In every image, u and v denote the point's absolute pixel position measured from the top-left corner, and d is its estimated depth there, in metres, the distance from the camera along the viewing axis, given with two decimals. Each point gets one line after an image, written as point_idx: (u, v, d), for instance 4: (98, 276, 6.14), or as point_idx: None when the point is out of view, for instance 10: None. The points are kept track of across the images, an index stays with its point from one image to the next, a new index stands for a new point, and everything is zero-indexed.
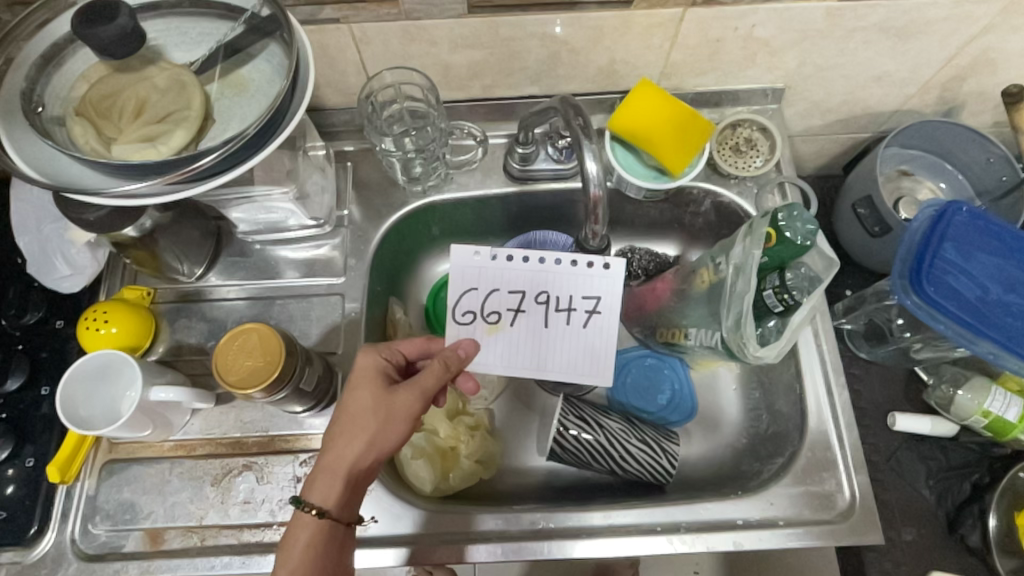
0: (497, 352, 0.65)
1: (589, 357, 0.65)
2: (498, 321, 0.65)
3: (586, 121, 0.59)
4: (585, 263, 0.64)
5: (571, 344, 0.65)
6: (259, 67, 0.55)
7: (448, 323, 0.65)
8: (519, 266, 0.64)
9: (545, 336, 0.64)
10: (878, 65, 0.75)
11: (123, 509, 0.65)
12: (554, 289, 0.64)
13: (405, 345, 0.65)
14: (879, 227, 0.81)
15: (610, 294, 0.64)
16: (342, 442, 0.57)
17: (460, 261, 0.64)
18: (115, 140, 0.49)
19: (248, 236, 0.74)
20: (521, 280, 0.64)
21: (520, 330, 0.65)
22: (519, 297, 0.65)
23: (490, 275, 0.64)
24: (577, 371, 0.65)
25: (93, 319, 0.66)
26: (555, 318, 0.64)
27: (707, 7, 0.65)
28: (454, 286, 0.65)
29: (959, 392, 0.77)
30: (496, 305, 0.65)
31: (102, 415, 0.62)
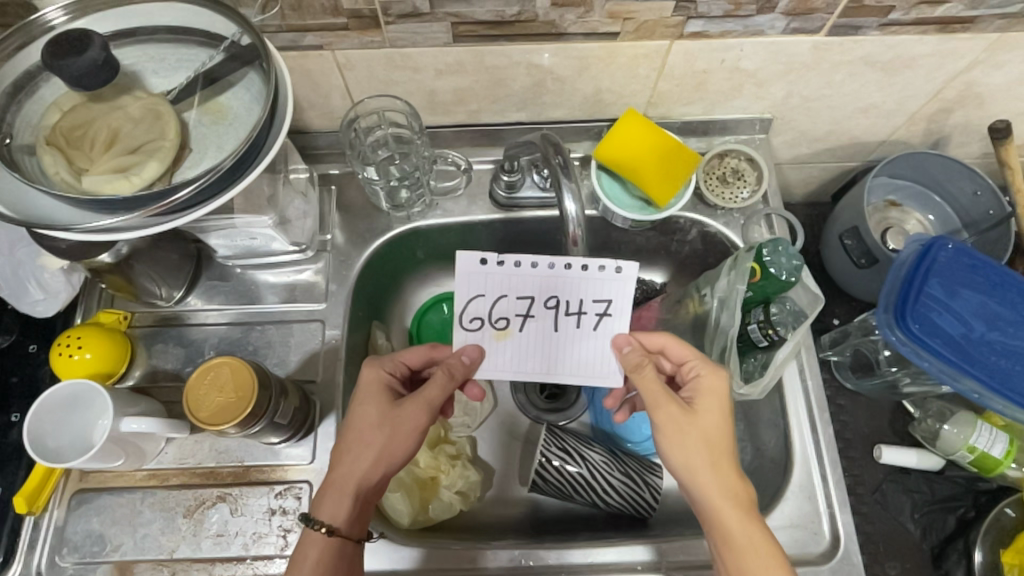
0: (508, 359, 0.61)
1: (605, 361, 0.60)
2: (507, 326, 0.60)
3: (567, 159, 0.59)
4: (597, 267, 0.59)
5: (584, 347, 0.60)
6: (238, 95, 0.54)
7: (456, 331, 0.60)
8: (528, 271, 0.59)
9: (556, 342, 0.60)
10: (865, 97, 0.75)
11: (91, 541, 0.63)
12: (565, 293, 0.59)
13: (408, 355, 0.64)
14: (866, 259, 0.81)
15: (622, 298, 0.59)
16: (350, 458, 0.58)
17: (465, 267, 0.59)
18: (87, 171, 0.48)
19: (227, 260, 0.73)
20: (529, 284, 0.59)
21: (532, 334, 0.60)
22: (528, 302, 0.60)
23: (497, 280, 0.59)
24: (591, 374, 0.61)
25: (65, 345, 0.65)
26: (566, 322, 0.60)
27: (694, 40, 0.64)
28: (460, 292, 0.59)
29: (945, 426, 0.77)
30: (506, 309, 0.60)
31: (71, 447, 0.61)
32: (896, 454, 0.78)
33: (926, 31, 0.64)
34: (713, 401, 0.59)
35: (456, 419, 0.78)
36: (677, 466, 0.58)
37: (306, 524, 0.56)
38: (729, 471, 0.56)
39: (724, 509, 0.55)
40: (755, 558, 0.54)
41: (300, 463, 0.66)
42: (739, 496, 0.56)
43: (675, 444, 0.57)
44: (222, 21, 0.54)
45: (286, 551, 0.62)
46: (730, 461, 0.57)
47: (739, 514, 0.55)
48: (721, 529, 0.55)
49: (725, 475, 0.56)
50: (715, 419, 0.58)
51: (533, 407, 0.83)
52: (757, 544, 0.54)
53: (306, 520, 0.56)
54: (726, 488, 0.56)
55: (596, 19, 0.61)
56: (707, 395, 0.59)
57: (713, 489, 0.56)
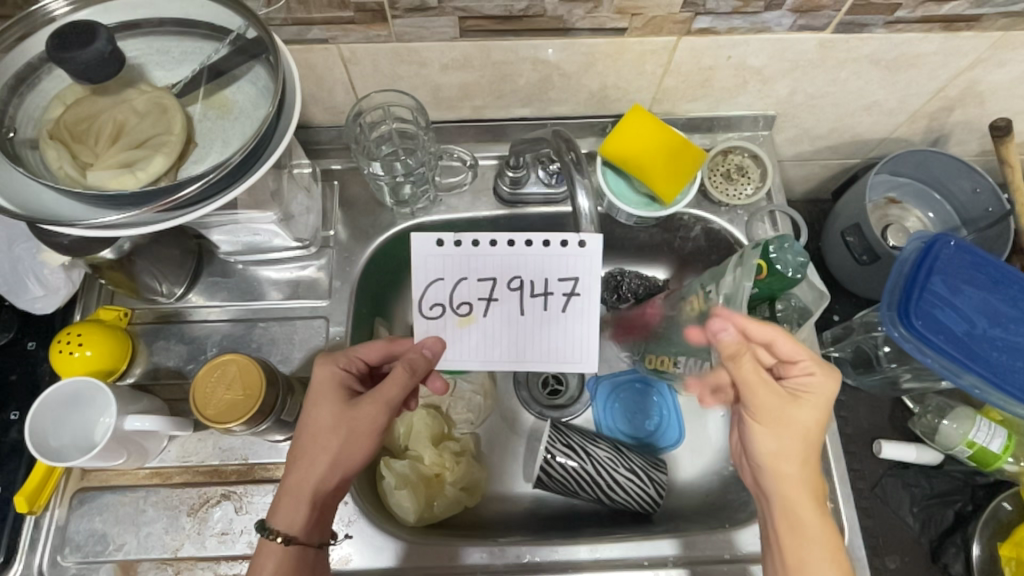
0: (471, 348, 0.60)
1: (575, 345, 0.59)
2: (470, 312, 0.59)
3: (579, 155, 0.59)
4: (557, 241, 0.57)
5: (553, 331, 0.59)
6: (243, 89, 0.53)
7: (415, 316, 0.59)
8: (487, 251, 0.57)
9: (524, 326, 0.59)
10: (868, 94, 0.75)
11: (94, 540, 0.62)
12: (527, 273, 0.57)
13: (365, 350, 0.63)
14: (868, 256, 0.82)
15: (591, 277, 0.58)
16: (308, 460, 0.57)
17: (416, 248, 0.57)
18: (91, 165, 0.48)
19: (230, 256, 0.72)
20: (491, 266, 0.57)
21: (496, 319, 0.59)
22: (491, 285, 0.58)
23: (454, 261, 0.57)
24: (562, 359, 0.60)
25: (66, 341, 0.64)
26: (532, 305, 0.58)
27: (701, 36, 0.64)
28: (415, 275, 0.58)
29: (944, 421, 0.77)
30: (468, 291, 0.58)
31: (73, 446, 0.60)
32: (896, 449, 0.79)
33: (930, 29, 0.65)
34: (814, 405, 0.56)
35: (459, 415, 0.77)
36: (767, 457, 0.57)
37: (262, 533, 0.56)
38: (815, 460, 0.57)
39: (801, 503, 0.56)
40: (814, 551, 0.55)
41: None
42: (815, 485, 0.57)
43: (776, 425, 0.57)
44: (227, 14, 0.53)
45: None
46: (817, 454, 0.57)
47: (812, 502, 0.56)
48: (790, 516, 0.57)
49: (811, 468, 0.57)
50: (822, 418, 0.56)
51: (536, 403, 0.82)
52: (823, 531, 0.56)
53: (262, 529, 0.56)
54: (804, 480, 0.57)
55: (604, 15, 0.61)
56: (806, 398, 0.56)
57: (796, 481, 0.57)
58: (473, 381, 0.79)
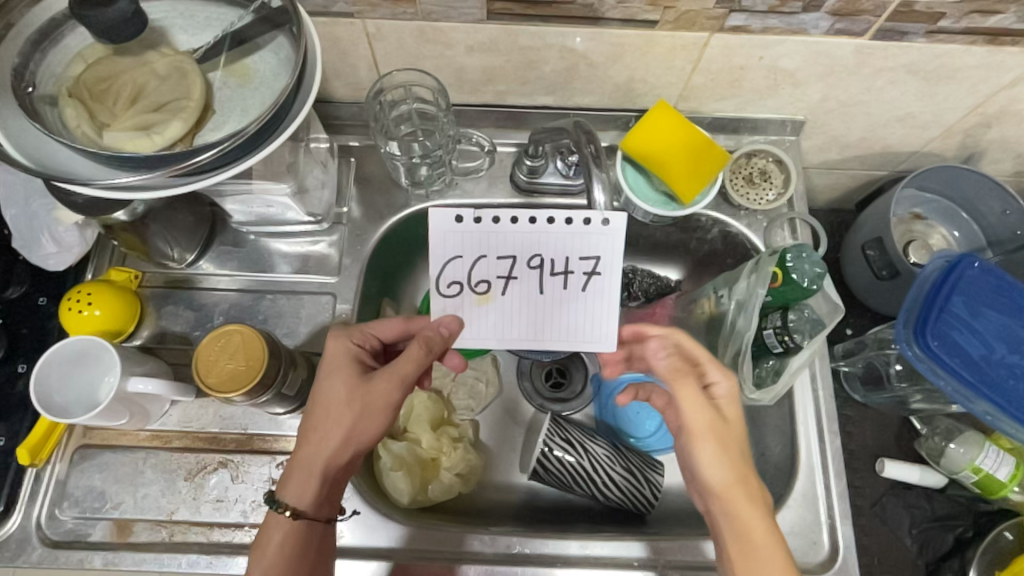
0: (490, 329, 0.58)
1: (593, 326, 0.58)
2: (488, 290, 0.57)
3: (599, 149, 0.59)
4: (578, 219, 0.55)
5: (573, 314, 0.57)
6: (265, 58, 0.53)
7: (431, 295, 0.57)
8: (508, 228, 0.55)
9: (543, 305, 0.57)
10: (902, 105, 0.73)
11: (92, 497, 0.63)
12: (548, 251, 0.56)
13: (379, 328, 0.63)
14: (887, 271, 0.80)
15: (613, 257, 0.56)
16: (319, 435, 0.57)
17: (433, 224, 0.55)
18: (109, 126, 0.48)
19: (242, 226, 0.72)
20: (512, 244, 0.56)
21: (515, 298, 0.58)
22: (511, 263, 0.56)
23: (474, 239, 0.56)
24: (580, 339, 0.58)
25: (76, 300, 0.64)
26: (552, 283, 0.56)
27: (734, 34, 0.63)
28: (433, 254, 0.55)
29: (951, 445, 0.77)
30: (487, 269, 0.57)
31: (77, 403, 0.61)
32: (899, 469, 0.78)
33: (974, 41, 0.62)
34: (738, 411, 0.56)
35: (459, 401, 0.78)
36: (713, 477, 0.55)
37: (271, 506, 0.56)
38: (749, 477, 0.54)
39: (750, 520, 0.53)
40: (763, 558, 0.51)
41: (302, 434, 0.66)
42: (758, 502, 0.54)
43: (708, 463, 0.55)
44: None
45: None
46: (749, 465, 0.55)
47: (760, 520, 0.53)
48: (744, 539, 0.52)
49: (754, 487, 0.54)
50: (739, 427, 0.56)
51: (538, 395, 0.82)
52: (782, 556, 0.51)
53: (271, 501, 0.56)
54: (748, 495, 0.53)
55: (636, 6, 0.60)
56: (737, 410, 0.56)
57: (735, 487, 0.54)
58: (478, 368, 0.80)
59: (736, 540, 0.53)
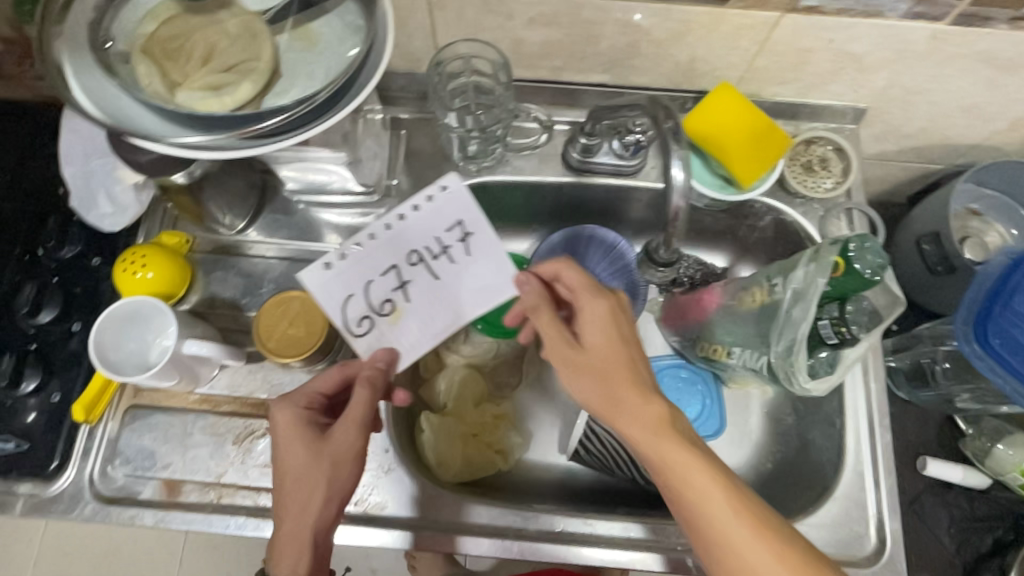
0: (420, 331, 0.59)
1: (503, 284, 0.60)
2: (394, 306, 0.60)
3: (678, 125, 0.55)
4: (417, 211, 0.61)
5: (483, 272, 0.60)
6: (331, 23, 0.52)
7: (352, 341, 0.59)
8: (371, 246, 0.60)
9: (442, 288, 0.60)
10: (970, 96, 0.71)
11: (142, 456, 0.64)
12: (417, 243, 0.61)
13: (319, 382, 0.58)
14: (942, 266, 0.78)
15: (471, 215, 0.62)
16: (293, 503, 0.53)
17: (316, 286, 0.59)
18: (181, 84, 0.47)
19: (293, 194, 0.72)
20: (383, 257, 0.60)
21: (420, 295, 0.60)
22: (395, 274, 0.60)
23: (355, 272, 0.60)
24: (497, 293, 0.60)
25: (130, 262, 0.65)
26: (438, 266, 0.61)
27: (806, 15, 0.61)
28: (333, 308, 0.59)
29: (999, 446, 0.76)
30: (382, 289, 0.60)
31: (131, 363, 0.61)
32: (942, 468, 0.77)
33: None
34: (602, 333, 0.53)
35: (500, 379, 0.78)
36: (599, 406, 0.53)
37: None
38: (630, 396, 0.51)
39: (671, 452, 0.49)
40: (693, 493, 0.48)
41: None
42: (673, 427, 0.50)
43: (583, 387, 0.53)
44: None
45: None
46: (623, 380, 0.52)
47: (681, 448, 0.49)
48: (670, 478, 0.49)
49: (630, 404, 0.51)
50: (608, 348, 0.53)
51: None
52: (711, 487, 0.47)
53: None
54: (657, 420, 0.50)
55: None
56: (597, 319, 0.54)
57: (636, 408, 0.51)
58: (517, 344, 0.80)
59: (669, 480, 0.49)
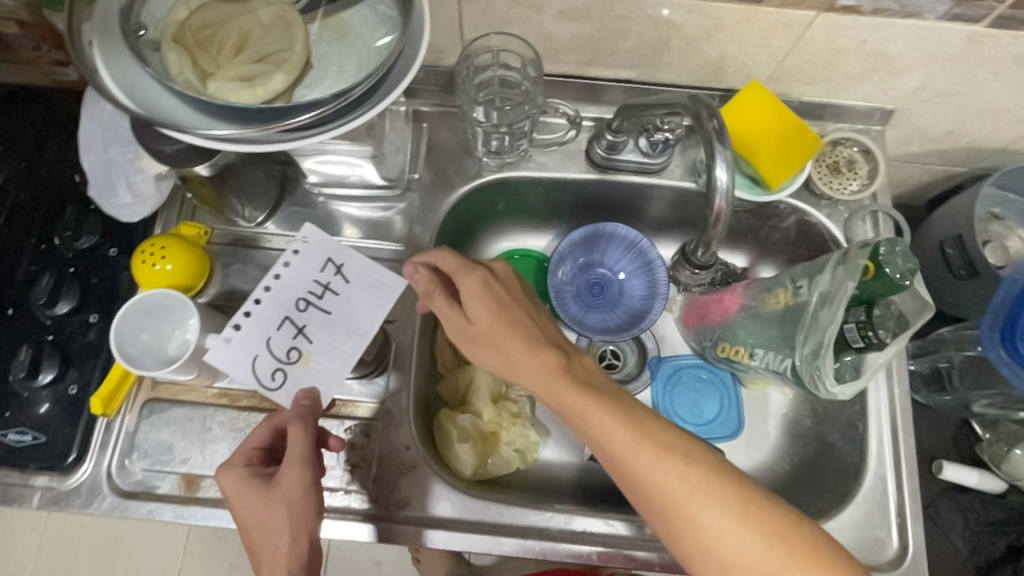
0: (335, 365, 0.53)
1: (388, 290, 0.56)
2: (303, 352, 0.53)
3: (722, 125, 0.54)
4: (283, 265, 0.55)
5: (359, 302, 0.56)
6: (363, 13, 0.51)
7: (273, 398, 0.52)
8: (256, 308, 0.53)
9: (340, 317, 0.55)
10: (1001, 99, 0.70)
11: (161, 450, 0.63)
12: (298, 289, 0.55)
13: (255, 436, 0.52)
14: (965, 270, 0.78)
15: (339, 251, 0.57)
16: (267, 555, 0.47)
17: (219, 357, 0.51)
18: (212, 74, 0.46)
19: (314, 186, 0.71)
20: (271, 315, 0.53)
21: (324, 335, 0.54)
22: (290, 325, 0.54)
23: (249, 337, 0.52)
24: (389, 296, 0.56)
25: (149, 252, 0.64)
26: (326, 300, 0.55)
27: (842, 14, 0.60)
28: (243, 373, 0.51)
29: (1016, 451, 0.76)
30: (283, 339, 0.53)
31: (151, 356, 0.61)
32: (959, 472, 0.77)
33: None
34: (479, 303, 0.54)
35: None
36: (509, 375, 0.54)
37: None
38: (526, 358, 0.52)
39: (577, 406, 0.49)
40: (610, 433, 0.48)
41: (370, 399, 0.66)
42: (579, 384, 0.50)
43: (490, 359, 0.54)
44: None
45: (351, 485, 0.63)
46: (520, 346, 0.52)
47: (589, 405, 0.49)
48: (588, 433, 0.49)
49: (543, 361, 0.51)
50: (486, 319, 0.54)
51: None
52: (624, 437, 0.47)
53: None
54: (551, 370, 0.51)
55: None
56: (477, 293, 0.54)
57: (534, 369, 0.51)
58: None
59: (592, 440, 0.49)
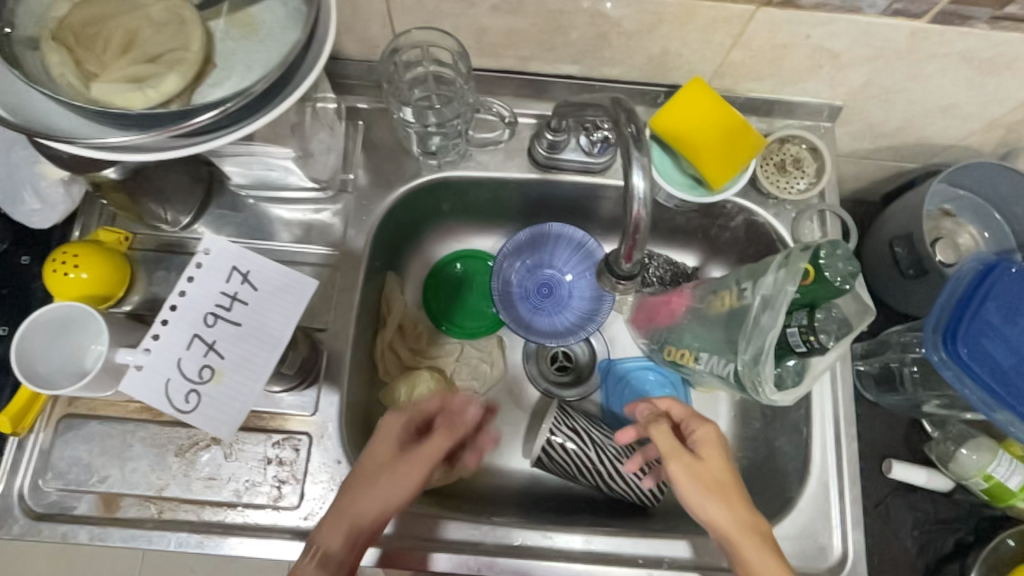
0: (248, 381, 0.49)
1: (297, 294, 0.51)
2: (215, 369, 0.49)
3: (639, 130, 0.51)
4: (185, 279, 0.49)
5: (271, 309, 0.51)
6: (272, 7, 0.48)
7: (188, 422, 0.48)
8: (164, 331, 0.48)
9: (251, 327, 0.50)
10: (949, 95, 0.69)
11: (77, 469, 0.60)
12: (205, 304, 0.50)
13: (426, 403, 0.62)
14: (914, 270, 0.77)
15: (244, 257, 0.51)
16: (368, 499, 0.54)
17: (134, 385, 0.47)
18: (96, 76, 0.43)
19: (240, 189, 0.68)
20: (178, 335, 0.48)
21: (235, 349, 0.50)
22: (200, 342, 0.49)
23: (159, 361, 0.48)
24: (298, 299, 0.51)
25: (60, 261, 0.60)
26: (235, 311, 0.50)
27: (782, 9, 0.58)
28: (156, 400, 0.47)
29: (963, 450, 0.75)
30: (193, 358, 0.48)
31: (63, 373, 0.56)
32: (907, 471, 0.77)
33: None
34: (719, 453, 0.55)
35: (463, 381, 0.77)
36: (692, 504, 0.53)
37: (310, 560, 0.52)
38: (743, 509, 0.53)
39: (748, 553, 0.51)
40: None
41: (300, 412, 0.63)
42: (768, 539, 0.52)
43: (685, 489, 0.53)
44: None
45: (279, 502, 0.60)
46: (742, 499, 0.54)
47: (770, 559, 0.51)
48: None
49: (740, 512, 0.53)
50: (723, 468, 0.54)
51: (545, 379, 0.79)
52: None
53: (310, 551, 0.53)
54: (738, 503, 0.53)
55: None
56: (709, 437, 0.56)
57: (724, 511, 0.53)
58: (480, 349, 0.79)
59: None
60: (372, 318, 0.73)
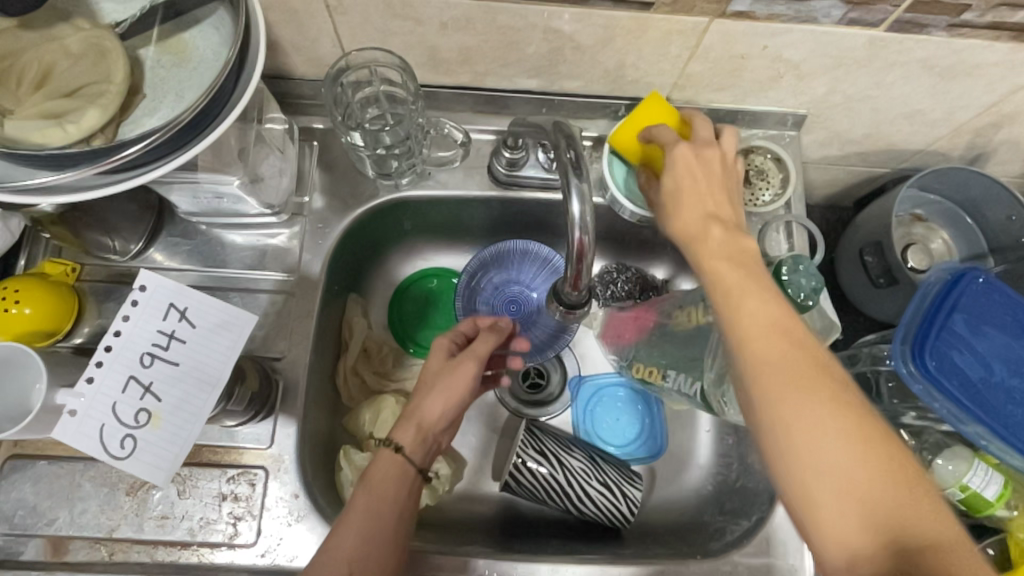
0: (189, 421, 0.49)
1: (236, 333, 0.52)
2: (153, 412, 0.49)
3: (577, 155, 0.50)
4: (120, 319, 0.49)
5: (209, 349, 0.51)
6: (205, 34, 0.46)
7: (125, 467, 0.48)
8: (100, 374, 0.48)
9: (191, 368, 0.50)
10: (913, 102, 0.68)
11: (22, 512, 0.58)
12: (141, 345, 0.49)
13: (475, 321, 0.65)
14: (884, 278, 0.76)
15: (181, 295, 0.51)
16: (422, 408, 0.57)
17: (66, 432, 0.47)
18: (11, 113, 0.41)
19: (191, 216, 0.66)
20: (113, 378, 0.48)
21: (174, 390, 0.50)
22: (136, 384, 0.49)
23: (94, 406, 0.47)
24: (238, 338, 0.52)
25: (0, 297, 0.57)
26: (173, 351, 0.50)
27: (737, 20, 0.56)
28: (92, 447, 0.47)
29: (938, 461, 0.70)
30: (129, 402, 0.48)
31: (4, 417, 0.50)
32: None
33: (998, 37, 0.57)
34: (700, 178, 0.52)
35: None
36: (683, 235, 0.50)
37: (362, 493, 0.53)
38: (780, 347, 0.42)
39: (741, 309, 0.45)
40: (776, 343, 0.42)
41: (255, 445, 0.61)
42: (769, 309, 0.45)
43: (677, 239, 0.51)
44: None
45: (235, 540, 0.58)
46: (746, 253, 0.47)
47: (779, 346, 0.42)
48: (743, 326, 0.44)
49: (766, 309, 0.44)
50: (705, 205, 0.50)
51: (514, 398, 0.77)
52: (785, 358, 0.42)
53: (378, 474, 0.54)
54: (728, 243, 0.48)
55: None
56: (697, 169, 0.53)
57: (714, 253, 0.48)
58: None
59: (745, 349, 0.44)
60: (333, 343, 0.71)
